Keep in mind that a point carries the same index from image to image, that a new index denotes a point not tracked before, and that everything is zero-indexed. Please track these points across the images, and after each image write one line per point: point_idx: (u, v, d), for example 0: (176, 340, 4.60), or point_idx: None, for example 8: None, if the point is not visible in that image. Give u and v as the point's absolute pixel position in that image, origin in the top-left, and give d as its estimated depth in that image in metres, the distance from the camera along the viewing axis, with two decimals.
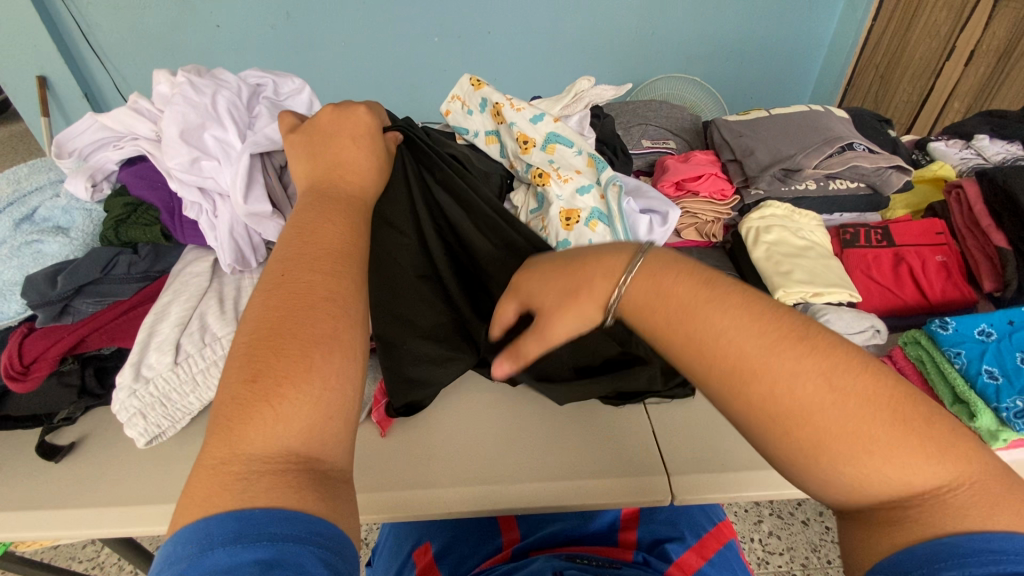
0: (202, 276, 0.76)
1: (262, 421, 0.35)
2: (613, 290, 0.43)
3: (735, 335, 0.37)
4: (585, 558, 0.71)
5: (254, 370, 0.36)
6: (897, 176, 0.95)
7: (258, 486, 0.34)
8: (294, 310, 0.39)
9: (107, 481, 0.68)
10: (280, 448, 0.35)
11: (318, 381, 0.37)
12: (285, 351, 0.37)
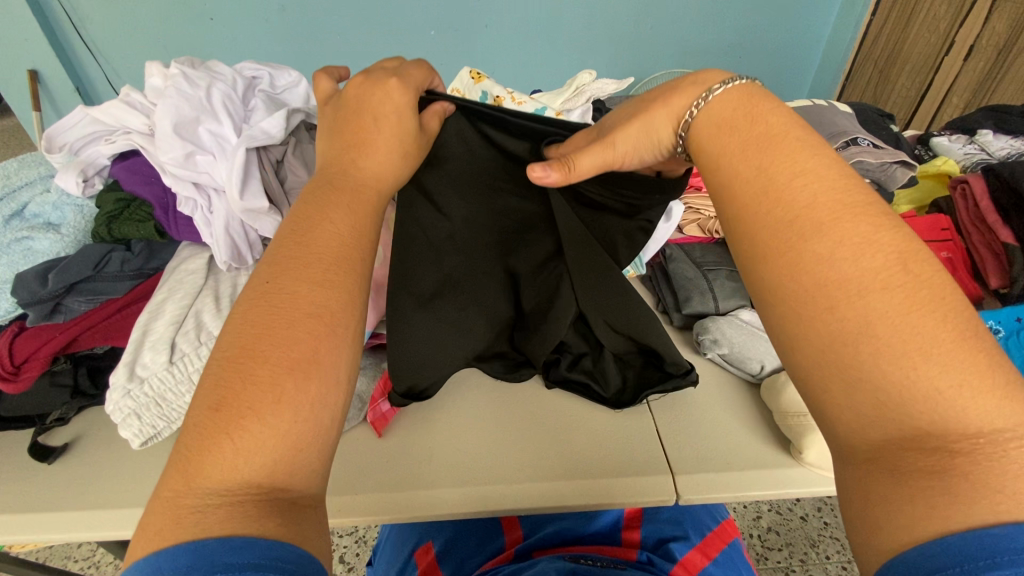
0: (197, 273, 0.74)
1: (221, 452, 0.33)
2: (688, 108, 0.45)
3: (811, 173, 0.38)
4: (589, 559, 0.70)
5: (221, 397, 0.35)
6: (903, 172, 0.92)
7: (214, 517, 0.32)
8: (274, 325, 0.38)
9: (97, 484, 0.67)
10: (240, 477, 0.33)
11: (287, 412, 0.35)
12: (253, 375, 0.36)
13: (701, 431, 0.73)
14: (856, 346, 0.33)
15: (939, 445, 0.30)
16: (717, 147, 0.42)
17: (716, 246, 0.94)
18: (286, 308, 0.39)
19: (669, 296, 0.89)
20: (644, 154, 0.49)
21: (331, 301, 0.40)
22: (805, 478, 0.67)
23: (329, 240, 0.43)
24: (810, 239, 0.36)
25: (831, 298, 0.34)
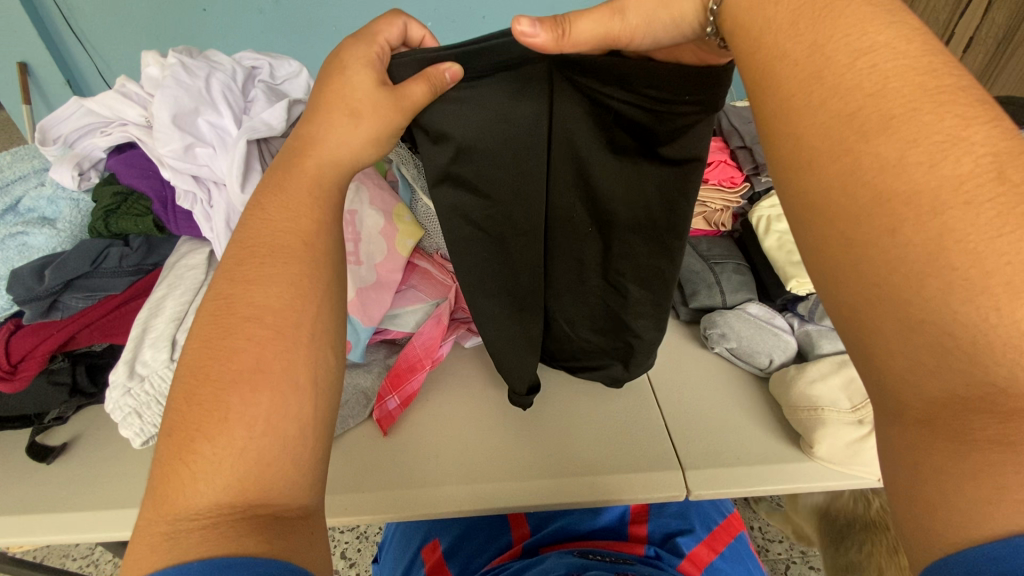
0: (197, 268, 0.72)
1: (179, 480, 0.34)
2: None
3: (882, 50, 0.31)
4: (598, 554, 0.70)
5: (172, 426, 0.37)
6: None
7: (186, 541, 0.32)
8: (213, 342, 0.39)
9: (96, 484, 0.65)
10: (207, 498, 0.34)
11: (239, 425, 0.36)
12: (199, 399, 0.37)
13: (708, 425, 0.72)
14: (927, 280, 0.28)
15: (1022, 408, 0.25)
16: (759, 19, 0.36)
17: (721, 240, 0.93)
18: (234, 317, 0.40)
19: (676, 290, 0.88)
20: (658, 34, 0.42)
21: (271, 301, 0.41)
22: (814, 472, 0.67)
23: (278, 237, 0.44)
24: (876, 138, 0.30)
25: (898, 215, 0.29)
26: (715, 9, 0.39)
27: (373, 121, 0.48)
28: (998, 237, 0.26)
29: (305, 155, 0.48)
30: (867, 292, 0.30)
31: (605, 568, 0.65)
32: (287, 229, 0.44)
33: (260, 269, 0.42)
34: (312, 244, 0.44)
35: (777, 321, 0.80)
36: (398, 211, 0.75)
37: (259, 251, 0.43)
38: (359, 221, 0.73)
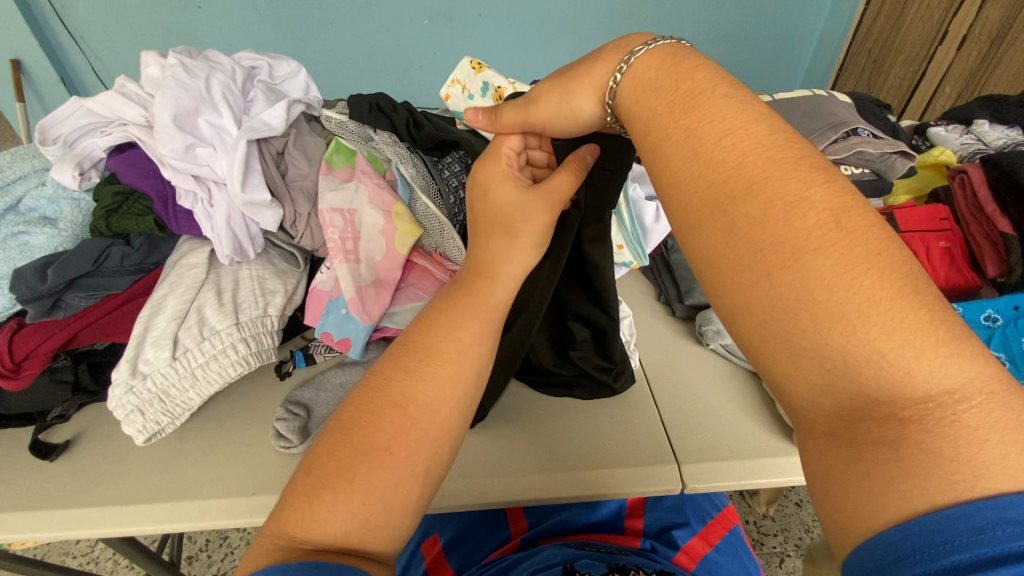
0: (198, 268, 0.73)
1: (306, 509, 0.38)
2: (613, 73, 0.44)
3: (737, 132, 0.36)
4: (595, 546, 0.72)
5: (324, 454, 0.41)
6: (901, 162, 0.92)
7: (293, 554, 0.37)
8: (381, 391, 0.43)
9: (102, 481, 0.66)
10: (320, 530, 0.38)
11: (367, 478, 0.39)
12: (353, 439, 0.41)
13: (703, 419, 0.73)
14: (834, 301, 0.30)
15: (889, 412, 0.30)
16: (645, 114, 0.40)
17: None
18: (401, 372, 0.44)
19: (671, 287, 0.90)
20: (567, 124, 0.49)
21: (430, 397, 0.43)
22: (804, 465, 0.69)
23: (442, 348, 0.45)
24: (742, 202, 0.34)
25: (767, 262, 0.32)
26: (610, 102, 0.45)
27: (525, 231, 0.50)
28: (839, 275, 0.31)
29: (477, 276, 0.50)
30: (767, 317, 0.33)
31: (602, 559, 0.66)
32: (450, 340, 0.46)
33: (421, 363, 0.44)
34: (470, 350, 0.46)
35: None
36: (398, 210, 0.76)
37: (425, 343, 0.45)
38: (359, 221, 0.75)
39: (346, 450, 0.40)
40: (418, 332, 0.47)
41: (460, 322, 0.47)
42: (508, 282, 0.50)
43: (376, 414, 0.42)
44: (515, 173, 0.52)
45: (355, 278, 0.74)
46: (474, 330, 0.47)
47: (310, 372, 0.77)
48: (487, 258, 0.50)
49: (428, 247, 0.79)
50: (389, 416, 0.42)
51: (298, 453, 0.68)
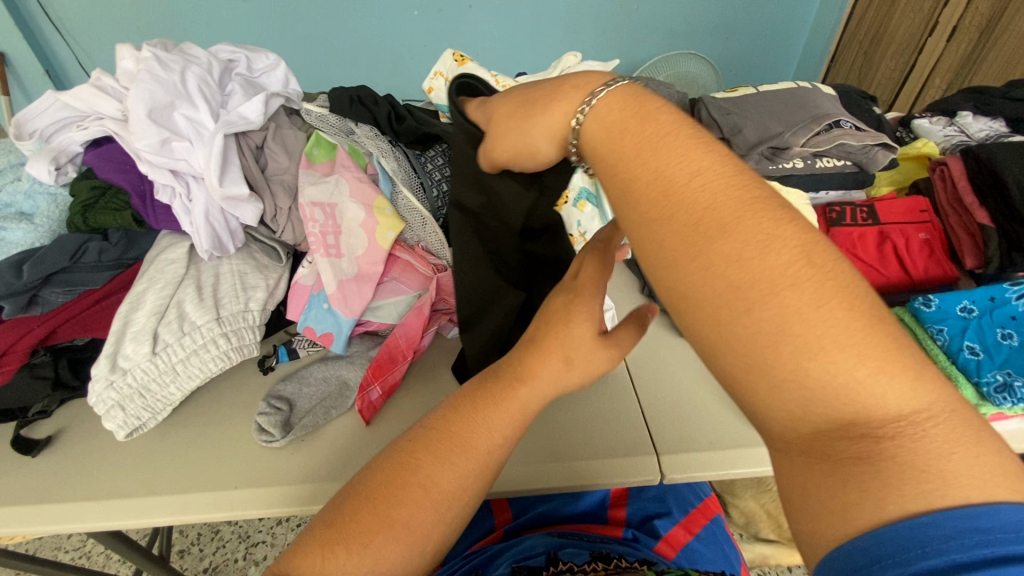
0: (178, 263, 0.73)
1: (313, 561, 0.40)
2: (578, 111, 0.39)
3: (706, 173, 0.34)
4: (577, 535, 0.72)
5: (352, 510, 0.42)
6: (884, 154, 0.92)
7: None
8: (411, 465, 0.43)
9: (84, 476, 0.66)
10: None
11: (373, 552, 0.40)
12: (376, 509, 0.42)
13: (683, 410, 0.74)
14: (790, 328, 0.30)
15: (861, 405, 0.30)
16: (611, 152, 0.37)
17: None
18: (436, 452, 0.44)
19: None
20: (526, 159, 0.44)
21: (443, 483, 0.43)
22: None
23: (466, 445, 0.44)
24: (718, 240, 0.32)
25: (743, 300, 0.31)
26: (575, 143, 0.40)
27: (582, 369, 0.47)
28: (816, 310, 0.30)
29: (518, 381, 0.46)
30: (737, 343, 0.31)
31: (583, 546, 0.67)
32: (478, 438, 0.44)
33: (447, 453, 0.44)
34: (489, 448, 0.44)
35: None
36: (379, 204, 0.76)
37: (462, 434, 0.44)
38: (340, 215, 0.75)
39: (367, 515, 0.41)
40: (446, 420, 0.45)
41: (492, 422, 0.45)
42: (543, 395, 0.46)
43: (400, 489, 0.42)
44: (596, 311, 0.47)
45: (336, 273, 0.74)
46: (500, 433, 0.45)
47: (293, 367, 0.78)
48: (535, 370, 0.46)
49: (411, 240, 0.79)
50: (410, 485, 0.42)
51: (280, 447, 0.68)
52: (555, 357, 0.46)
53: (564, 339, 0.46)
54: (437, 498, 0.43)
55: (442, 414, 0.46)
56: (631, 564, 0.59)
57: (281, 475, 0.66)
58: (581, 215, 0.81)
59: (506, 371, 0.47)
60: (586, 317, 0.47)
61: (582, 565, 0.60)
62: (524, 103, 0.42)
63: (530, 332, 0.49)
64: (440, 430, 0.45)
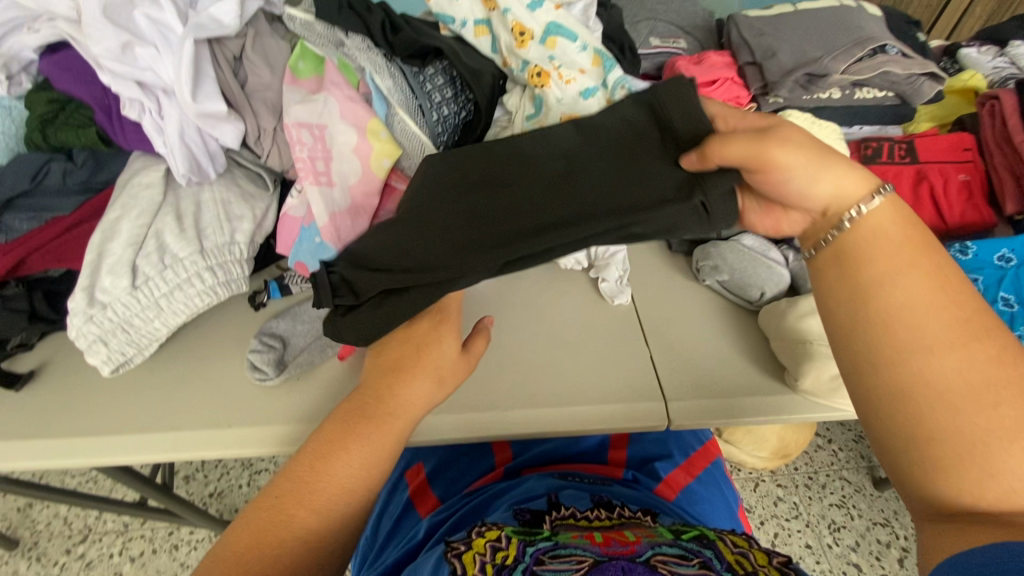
0: (153, 188, 0.66)
1: None
2: (848, 213, 0.48)
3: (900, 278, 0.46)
4: (577, 476, 0.71)
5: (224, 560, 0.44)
6: (930, 85, 0.83)
7: None
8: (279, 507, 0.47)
9: (71, 411, 0.64)
10: None
11: None
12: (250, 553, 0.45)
13: (694, 356, 0.71)
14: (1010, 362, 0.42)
15: None
16: (902, 240, 0.47)
17: None
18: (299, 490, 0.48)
19: None
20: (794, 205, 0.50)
21: (310, 525, 0.47)
22: (796, 404, 0.67)
23: (332, 483, 0.49)
24: (913, 353, 0.44)
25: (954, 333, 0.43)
26: (852, 217, 0.48)
27: (451, 383, 0.57)
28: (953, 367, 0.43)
29: (387, 411, 0.53)
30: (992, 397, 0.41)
31: (585, 489, 0.66)
32: (343, 475, 0.49)
33: (314, 492, 0.48)
34: (358, 478, 0.50)
35: (772, 254, 0.75)
36: (374, 127, 0.69)
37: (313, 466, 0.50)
38: (331, 138, 0.67)
39: (244, 559, 0.44)
40: (306, 464, 0.50)
41: (362, 453, 0.50)
42: (413, 418, 0.54)
43: (276, 534, 0.46)
44: (455, 334, 0.58)
45: (328, 204, 0.68)
46: (373, 463, 0.51)
47: (286, 304, 0.73)
48: (405, 399, 0.54)
49: (408, 169, 0.72)
50: (286, 526, 0.46)
51: (273, 385, 0.66)
52: (424, 377, 0.55)
53: (431, 362, 0.56)
54: (306, 537, 0.47)
55: (300, 456, 0.51)
56: (634, 515, 0.59)
57: (277, 414, 0.64)
58: None
59: (369, 404, 0.53)
60: (441, 341, 0.57)
61: (585, 512, 0.59)
62: (828, 156, 0.48)
63: (388, 360, 0.56)
64: (298, 474, 0.49)
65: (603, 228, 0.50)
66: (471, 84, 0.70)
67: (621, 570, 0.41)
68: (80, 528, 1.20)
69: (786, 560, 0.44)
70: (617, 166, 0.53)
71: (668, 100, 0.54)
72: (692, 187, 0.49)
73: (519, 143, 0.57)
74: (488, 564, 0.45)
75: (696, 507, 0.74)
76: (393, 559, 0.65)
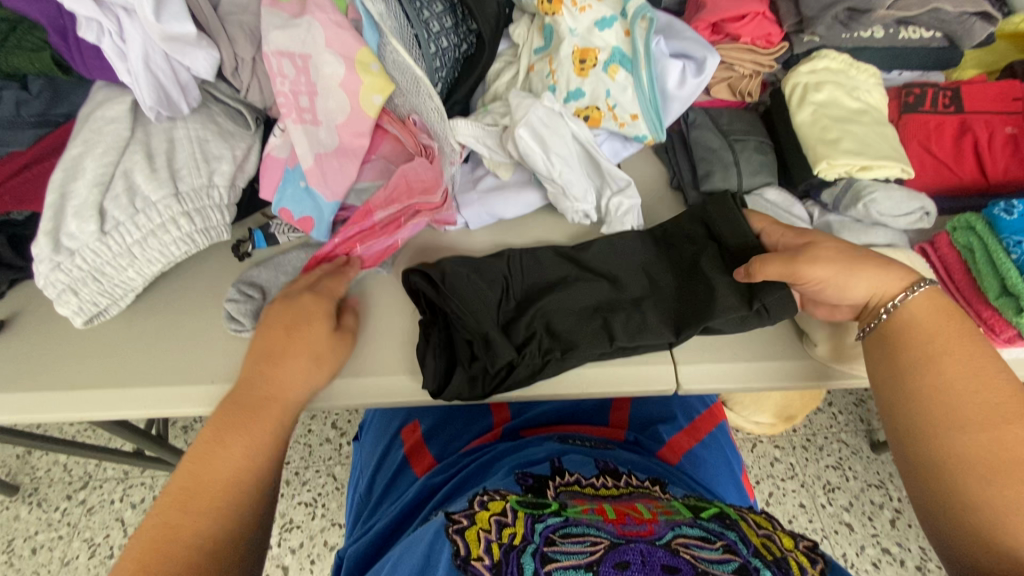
0: (119, 123, 0.60)
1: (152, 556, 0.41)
2: (894, 298, 0.53)
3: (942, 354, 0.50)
4: (577, 439, 0.68)
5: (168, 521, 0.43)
6: (982, 26, 0.74)
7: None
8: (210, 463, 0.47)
9: (44, 362, 0.60)
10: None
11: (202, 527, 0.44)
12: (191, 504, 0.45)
13: None
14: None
15: None
16: (936, 325, 0.51)
17: (746, 115, 0.78)
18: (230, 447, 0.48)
19: (686, 171, 0.73)
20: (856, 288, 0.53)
21: (209, 531, 0.44)
22: (815, 371, 0.61)
23: (216, 480, 0.46)
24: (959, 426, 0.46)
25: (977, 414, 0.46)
26: (888, 313, 0.53)
27: (330, 364, 0.56)
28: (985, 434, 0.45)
29: (266, 388, 0.51)
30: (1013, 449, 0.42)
31: (585, 454, 0.63)
32: (223, 470, 0.47)
33: (201, 500, 0.45)
34: (244, 471, 0.47)
35: (796, 210, 0.69)
36: (364, 58, 0.61)
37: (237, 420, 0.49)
38: (316, 69, 0.61)
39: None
40: (186, 472, 0.46)
41: (244, 445, 0.48)
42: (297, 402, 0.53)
43: (163, 548, 0.42)
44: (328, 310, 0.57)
45: (314, 144, 0.63)
46: (259, 448, 0.49)
47: (272, 253, 0.68)
48: (282, 378, 0.52)
49: (401, 109, 0.66)
50: (177, 535, 0.43)
51: (250, 337, 0.62)
52: (302, 360, 0.54)
53: (307, 343, 0.54)
54: (199, 542, 0.43)
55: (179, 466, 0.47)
56: (642, 484, 0.57)
57: None
58: (612, 84, 0.67)
59: (250, 395, 0.51)
60: (316, 320, 0.56)
61: (591, 479, 0.56)
62: (857, 261, 0.54)
63: (267, 341, 0.54)
64: (178, 485, 0.46)
65: (689, 330, 0.59)
66: (474, 12, 0.64)
67: (641, 554, 0.40)
68: (81, 475, 1.19)
69: (811, 544, 0.45)
70: (687, 277, 0.62)
71: (716, 215, 0.63)
72: (751, 294, 0.58)
73: (599, 248, 0.65)
74: (493, 543, 0.42)
75: (700, 471, 0.72)
76: (385, 522, 0.62)
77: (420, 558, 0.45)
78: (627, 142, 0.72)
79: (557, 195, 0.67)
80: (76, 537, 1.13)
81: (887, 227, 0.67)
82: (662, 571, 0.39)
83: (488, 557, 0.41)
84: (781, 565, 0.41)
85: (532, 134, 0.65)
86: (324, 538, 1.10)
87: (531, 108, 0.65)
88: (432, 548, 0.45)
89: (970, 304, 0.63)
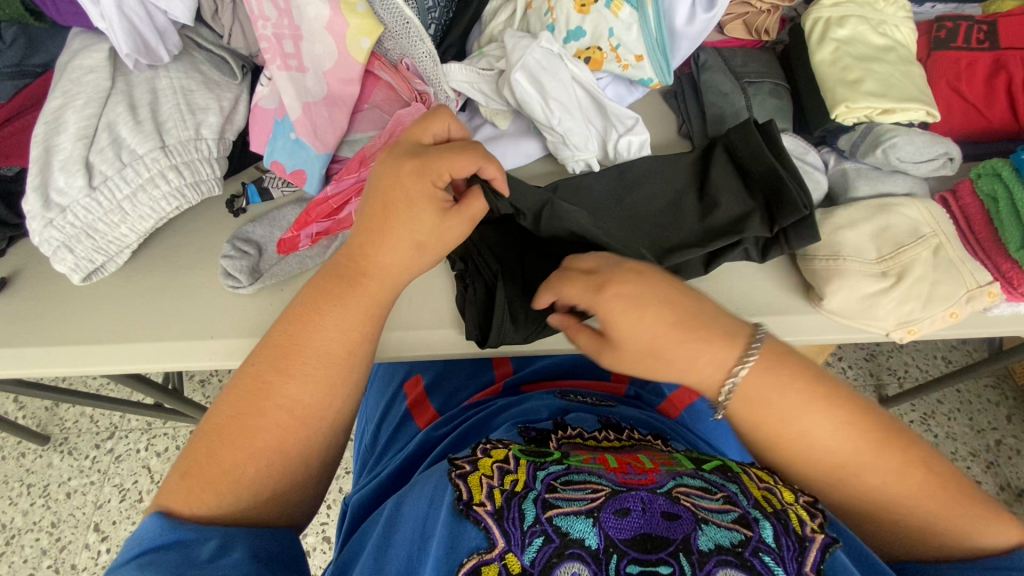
0: (99, 73, 0.59)
1: (218, 475, 0.44)
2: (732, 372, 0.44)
3: None
4: (578, 395, 0.68)
5: (207, 454, 0.45)
6: None
7: (206, 495, 0.44)
8: (261, 401, 0.46)
9: (47, 320, 0.60)
10: (207, 507, 0.43)
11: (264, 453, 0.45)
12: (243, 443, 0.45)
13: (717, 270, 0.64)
14: None
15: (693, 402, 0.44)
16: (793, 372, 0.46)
17: (761, 54, 0.73)
18: (300, 358, 0.47)
19: (695, 116, 0.69)
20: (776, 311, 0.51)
21: (302, 397, 0.47)
22: (821, 326, 0.60)
23: (314, 347, 0.48)
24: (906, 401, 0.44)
25: None
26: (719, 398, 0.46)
27: (435, 251, 0.50)
28: None
29: (371, 235, 0.49)
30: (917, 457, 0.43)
31: (586, 411, 0.62)
32: (321, 340, 0.48)
33: (301, 363, 0.47)
34: (335, 351, 0.48)
35: (811, 157, 0.65)
36: None
37: (282, 351, 0.48)
38: (299, 11, 0.57)
39: (237, 430, 0.45)
40: (284, 331, 0.49)
41: (337, 316, 0.49)
42: (391, 280, 0.50)
43: (258, 404, 0.46)
44: (432, 190, 0.48)
45: (301, 93, 0.60)
46: (349, 328, 0.49)
47: (267, 209, 0.67)
48: (379, 260, 0.49)
49: (392, 53, 0.62)
50: (272, 393, 0.46)
51: (249, 294, 0.61)
52: (398, 245, 0.49)
53: (404, 224, 0.49)
54: (292, 406, 0.46)
55: (281, 324, 0.49)
56: (643, 437, 0.57)
57: (260, 326, 0.60)
58: (615, 22, 0.63)
59: (346, 264, 0.50)
60: (414, 203, 0.48)
61: (592, 432, 0.56)
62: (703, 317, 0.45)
63: (361, 220, 0.51)
64: (280, 337, 0.49)
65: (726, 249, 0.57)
66: None
67: (642, 502, 0.41)
68: (107, 426, 1.24)
69: (812, 499, 0.44)
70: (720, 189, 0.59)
71: (738, 142, 0.60)
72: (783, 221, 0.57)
73: (623, 176, 0.62)
74: (496, 489, 0.43)
75: (699, 425, 0.71)
76: (390, 469, 0.64)
77: (423, 503, 0.45)
78: (632, 86, 0.68)
79: (568, 127, 0.63)
80: (106, 482, 1.19)
81: (907, 174, 0.63)
82: (662, 518, 0.40)
83: (490, 503, 0.42)
84: (780, 518, 0.41)
85: (529, 78, 0.62)
86: (339, 485, 1.14)
87: (528, 49, 0.62)
88: (436, 492, 0.45)
89: (986, 256, 0.59)
